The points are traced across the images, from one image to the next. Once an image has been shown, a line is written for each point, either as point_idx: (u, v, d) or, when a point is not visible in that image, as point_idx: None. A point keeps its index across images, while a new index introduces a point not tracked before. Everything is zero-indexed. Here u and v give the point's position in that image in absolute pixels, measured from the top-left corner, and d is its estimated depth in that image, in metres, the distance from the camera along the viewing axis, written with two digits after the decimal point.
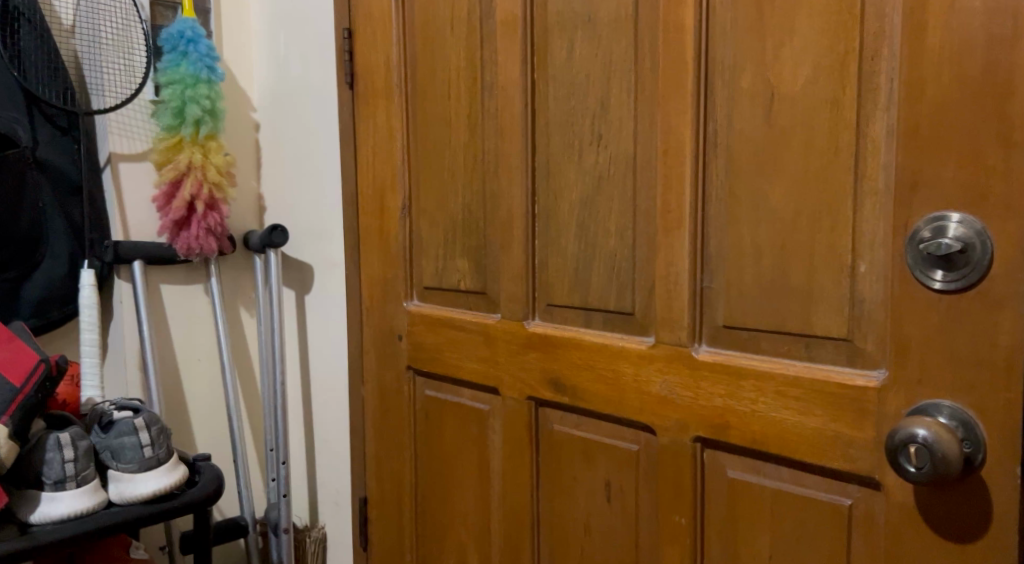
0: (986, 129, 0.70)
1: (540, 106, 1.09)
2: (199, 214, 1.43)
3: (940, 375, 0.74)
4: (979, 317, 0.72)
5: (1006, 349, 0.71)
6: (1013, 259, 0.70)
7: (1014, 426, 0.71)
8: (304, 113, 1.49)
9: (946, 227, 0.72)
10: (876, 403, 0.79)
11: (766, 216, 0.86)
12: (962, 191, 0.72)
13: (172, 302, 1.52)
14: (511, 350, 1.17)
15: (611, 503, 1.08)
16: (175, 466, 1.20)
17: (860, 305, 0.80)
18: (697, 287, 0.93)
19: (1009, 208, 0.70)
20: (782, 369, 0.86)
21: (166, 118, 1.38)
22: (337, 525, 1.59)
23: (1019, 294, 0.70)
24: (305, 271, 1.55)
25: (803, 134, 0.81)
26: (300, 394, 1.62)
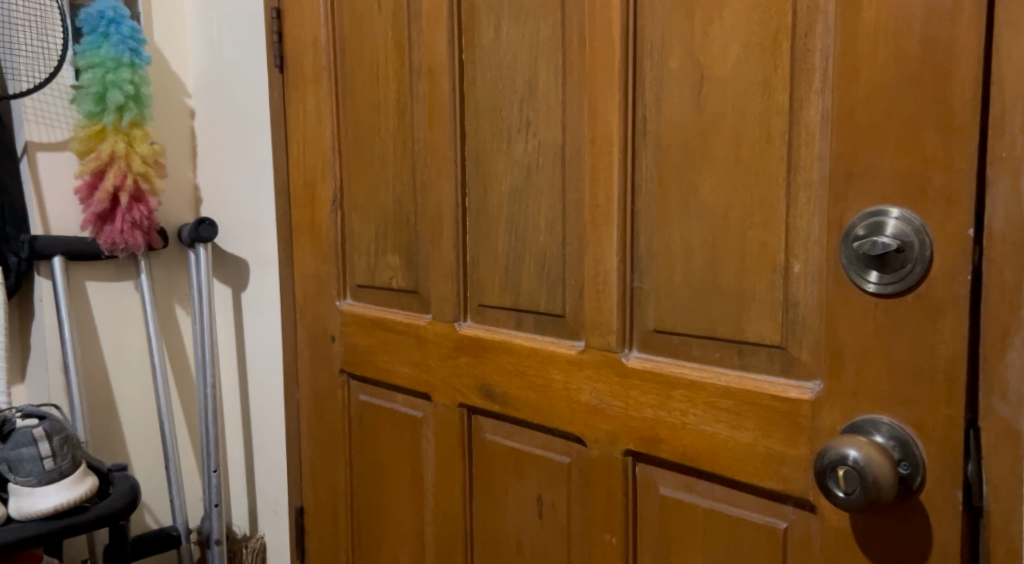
0: (925, 113, 0.63)
1: (468, 91, 1.01)
2: (124, 206, 1.34)
3: (877, 387, 0.67)
4: (918, 325, 0.64)
5: (947, 360, 0.63)
6: (955, 259, 0.62)
7: (954, 445, 0.64)
8: (237, 100, 1.40)
9: (883, 224, 0.65)
10: (810, 418, 0.72)
11: (696, 211, 0.78)
12: (900, 182, 0.64)
13: (98, 301, 1.43)
14: (442, 354, 1.10)
15: (542, 518, 1.01)
16: (82, 478, 1.13)
17: (794, 309, 0.73)
18: (627, 287, 0.86)
19: (950, 202, 0.62)
20: (714, 378, 0.79)
21: (86, 105, 1.30)
22: (276, 536, 1.51)
23: (961, 298, 0.62)
24: (241, 268, 1.46)
25: (735, 120, 0.74)
26: (239, 396, 1.54)
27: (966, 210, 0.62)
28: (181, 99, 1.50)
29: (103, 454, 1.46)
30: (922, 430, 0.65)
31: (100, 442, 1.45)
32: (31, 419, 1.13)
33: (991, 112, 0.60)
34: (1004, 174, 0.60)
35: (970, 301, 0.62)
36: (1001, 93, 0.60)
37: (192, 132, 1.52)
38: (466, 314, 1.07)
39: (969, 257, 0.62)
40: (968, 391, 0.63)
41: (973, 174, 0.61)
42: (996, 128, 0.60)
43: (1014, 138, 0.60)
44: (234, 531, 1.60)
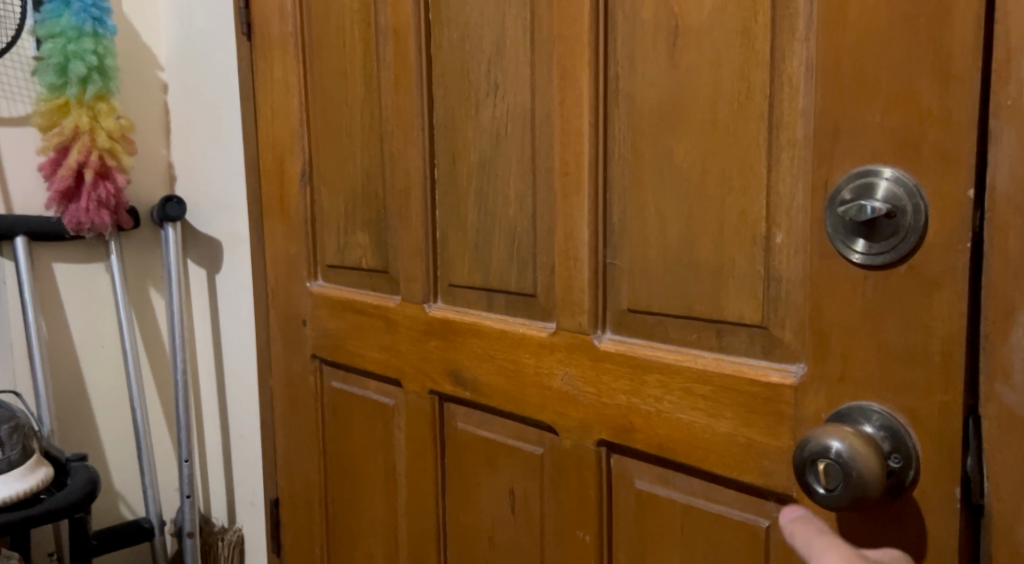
0: (920, 57, 0.55)
1: (435, 54, 0.94)
2: (89, 183, 1.26)
3: (866, 371, 0.60)
4: (912, 300, 0.57)
5: (943, 339, 0.56)
6: (952, 225, 0.55)
7: (950, 436, 0.56)
8: (207, 72, 1.34)
9: (874, 186, 0.57)
10: (793, 405, 0.64)
11: (671, 177, 0.71)
12: (891, 138, 0.57)
13: (67, 284, 1.35)
14: (412, 338, 1.03)
15: (515, 513, 0.94)
16: (34, 468, 1.09)
17: (776, 284, 0.65)
18: (599, 263, 0.79)
19: (947, 159, 0.55)
20: (691, 361, 0.72)
21: (47, 77, 1.22)
22: (255, 528, 1.43)
23: (959, 269, 0.55)
24: (215, 248, 1.39)
25: (712, 75, 0.67)
26: (215, 385, 1.46)
27: (965, 168, 0.54)
28: (154, 72, 1.43)
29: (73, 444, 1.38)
30: (914, 419, 0.58)
31: (69, 432, 1.37)
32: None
33: (995, 53, 0.53)
34: (1010, 125, 0.52)
35: (970, 273, 0.55)
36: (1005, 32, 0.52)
37: (166, 107, 1.45)
38: (436, 295, 1.00)
39: (968, 223, 0.54)
40: (966, 375, 0.56)
41: (972, 126, 0.54)
42: (1000, 72, 0.52)
43: (1021, 84, 0.52)
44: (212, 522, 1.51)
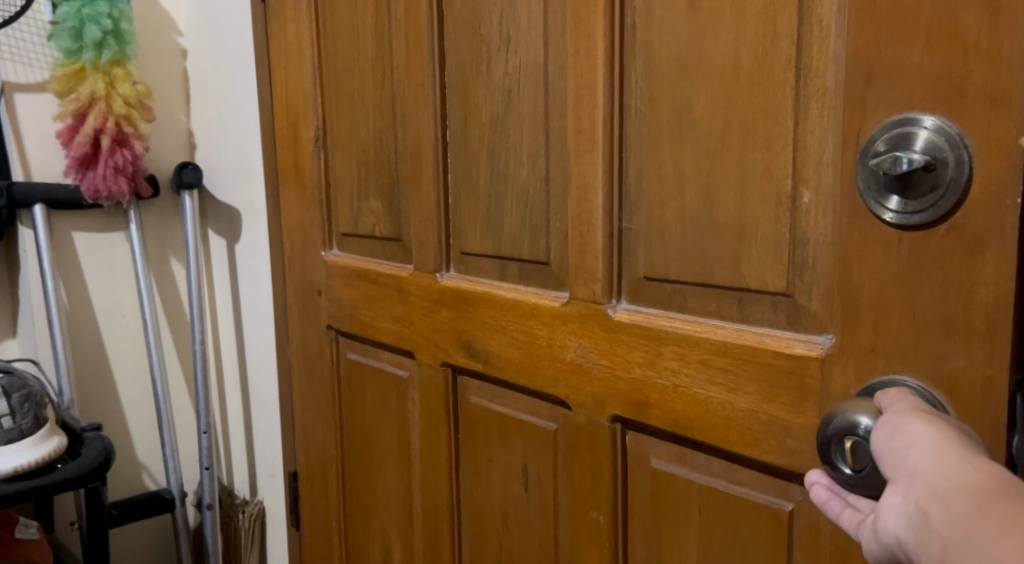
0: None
1: (447, 9, 0.90)
2: (106, 150, 1.09)
3: (898, 342, 0.54)
4: (953, 263, 0.50)
5: (986, 306, 0.50)
6: (1000, 177, 0.48)
7: (989, 416, 0.50)
8: (221, 35, 1.30)
9: (912, 137, 0.51)
10: (817, 380, 0.59)
11: (690, 133, 0.66)
12: (931, 80, 0.50)
13: (84, 249, 1.25)
14: (424, 308, 0.99)
15: (528, 491, 0.90)
16: (47, 438, 1.08)
17: (802, 248, 0.60)
18: (614, 228, 0.74)
19: (996, 102, 0.47)
20: (710, 332, 0.66)
21: (60, 42, 1.05)
22: (276, 501, 1.39)
23: (1008, 227, 0.48)
24: (234, 217, 1.35)
25: (733, 20, 0.61)
26: (234, 356, 1.43)
27: (1017, 111, 0.47)
28: (173, 37, 1.39)
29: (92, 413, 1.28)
30: (950, 398, 0.52)
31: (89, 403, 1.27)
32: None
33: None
34: None
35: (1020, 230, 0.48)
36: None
37: (186, 73, 1.41)
38: (449, 264, 0.96)
39: (1018, 174, 0.47)
40: (1010, 348, 0.49)
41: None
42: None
43: None
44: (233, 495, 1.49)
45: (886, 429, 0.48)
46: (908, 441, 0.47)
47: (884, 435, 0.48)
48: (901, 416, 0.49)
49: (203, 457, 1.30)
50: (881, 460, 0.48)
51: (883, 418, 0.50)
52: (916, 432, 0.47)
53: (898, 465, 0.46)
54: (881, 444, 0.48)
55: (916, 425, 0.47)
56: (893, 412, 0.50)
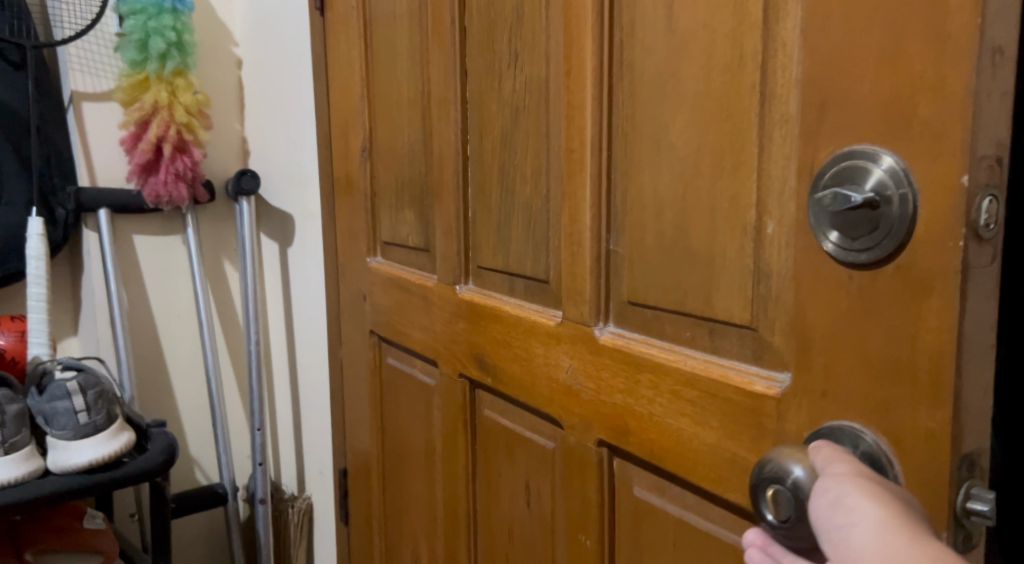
0: (908, 9, 0.45)
1: (468, 27, 0.91)
2: (167, 157, 1.14)
3: (848, 387, 0.51)
4: (900, 307, 0.47)
5: (930, 355, 0.46)
6: (944, 217, 0.44)
7: (928, 473, 0.47)
8: (280, 46, 1.33)
9: (866, 174, 0.47)
10: (774, 421, 0.56)
11: (668, 157, 0.64)
12: (880, 112, 0.47)
13: (145, 253, 1.24)
14: (446, 319, 1.01)
15: (530, 508, 0.90)
16: (118, 432, 1.10)
17: (766, 280, 0.57)
18: (602, 250, 0.72)
19: (940, 136, 0.44)
20: (682, 362, 0.64)
21: (127, 53, 1.10)
22: (323, 497, 1.44)
23: (952, 272, 0.44)
24: (286, 221, 1.40)
25: (705, 43, 0.59)
26: (286, 355, 1.48)
27: (959, 147, 0.43)
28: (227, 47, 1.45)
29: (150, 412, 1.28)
30: (891, 451, 0.48)
31: (146, 402, 1.28)
32: (68, 370, 1.10)
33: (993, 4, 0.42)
34: None
35: (966, 278, 0.44)
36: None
37: (240, 81, 1.47)
38: (467, 277, 0.97)
39: (960, 217, 0.44)
40: (954, 403, 0.45)
41: (967, 95, 0.43)
42: (996, 29, 0.42)
43: None
44: (282, 489, 1.54)
45: (826, 501, 0.45)
46: (849, 518, 0.43)
47: (823, 508, 0.45)
48: (839, 484, 0.45)
49: (257, 454, 1.34)
50: (822, 535, 0.45)
51: (820, 484, 0.46)
52: (856, 506, 0.44)
53: (842, 549, 0.43)
54: (821, 519, 0.45)
55: (856, 499, 0.44)
56: (830, 477, 0.46)
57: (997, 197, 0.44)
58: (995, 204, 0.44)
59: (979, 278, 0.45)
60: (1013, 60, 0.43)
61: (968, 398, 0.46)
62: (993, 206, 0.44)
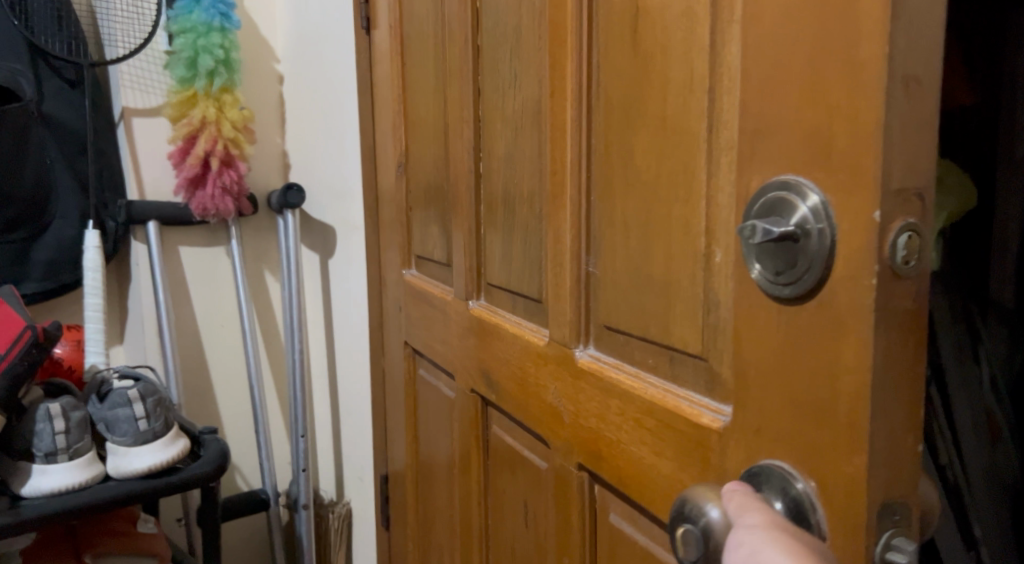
0: (827, 36, 0.43)
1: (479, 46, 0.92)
2: (214, 171, 1.21)
3: (779, 425, 0.48)
4: (819, 344, 0.45)
5: (849, 396, 0.44)
6: (859, 253, 0.42)
7: (846, 520, 0.44)
8: (325, 63, 1.36)
9: (793, 209, 0.45)
10: (719, 455, 0.54)
11: (634, 181, 0.63)
12: (804, 141, 0.45)
13: (189, 265, 1.30)
14: (461, 335, 1.02)
15: (528, 528, 0.89)
16: (175, 439, 1.12)
17: (715, 310, 0.55)
18: (582, 272, 0.71)
19: (854, 169, 0.42)
20: (644, 389, 0.63)
21: (177, 70, 1.17)
22: (362, 502, 1.48)
23: (867, 312, 0.42)
24: (328, 234, 1.44)
25: (662, 67, 0.58)
26: (326, 364, 1.52)
27: (872, 181, 0.41)
28: (269, 63, 1.48)
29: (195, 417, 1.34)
30: (815, 494, 0.46)
31: (192, 407, 1.33)
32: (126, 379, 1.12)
33: (906, 32, 0.40)
34: None
35: (882, 318, 0.42)
36: (924, 5, 0.40)
37: (281, 96, 1.50)
38: (478, 293, 0.98)
39: (873, 254, 0.42)
40: (872, 448, 0.43)
41: (879, 127, 0.41)
42: (909, 58, 0.40)
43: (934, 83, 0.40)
44: (321, 496, 1.59)
45: (738, 555, 0.42)
46: None
47: None
48: (752, 536, 0.43)
49: (300, 462, 1.37)
50: None
51: (733, 537, 0.44)
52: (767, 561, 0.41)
53: None
54: None
55: (767, 553, 0.41)
56: (743, 528, 0.44)
57: (917, 232, 0.42)
58: (915, 240, 0.42)
59: (897, 318, 0.42)
60: (930, 90, 0.41)
61: (889, 443, 0.43)
62: (913, 241, 0.42)
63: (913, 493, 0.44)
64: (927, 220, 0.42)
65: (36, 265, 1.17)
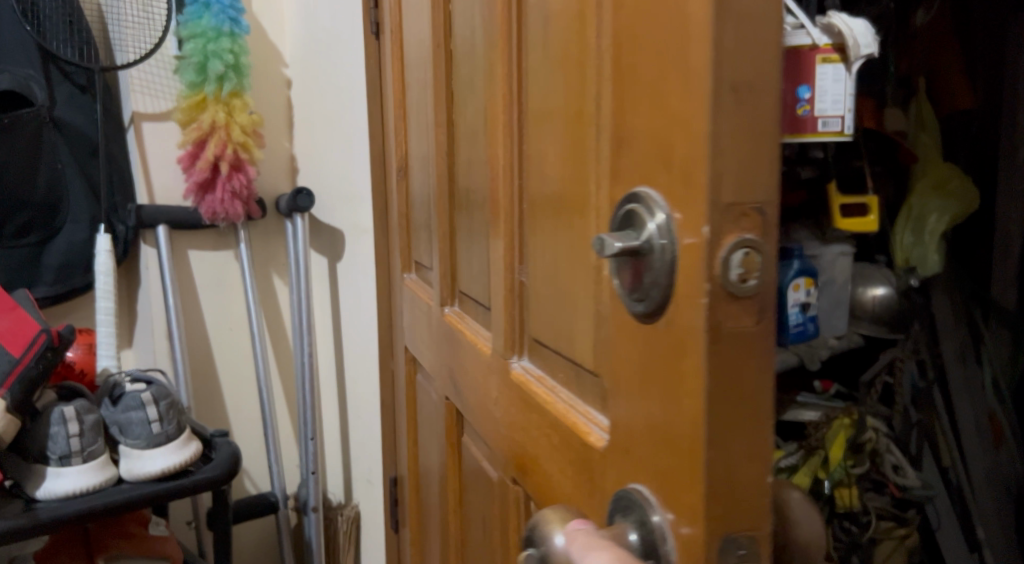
0: (673, 50, 0.46)
1: (450, 54, 0.91)
2: (223, 176, 1.24)
3: (650, 447, 0.50)
4: (667, 365, 0.48)
5: (689, 422, 0.47)
6: (692, 273, 0.46)
7: (690, 533, 0.47)
8: (334, 68, 1.37)
9: (643, 224, 0.48)
10: (604, 467, 0.56)
11: (555, 191, 0.62)
12: (670, 165, 0.47)
13: (199, 268, 1.33)
14: (438, 343, 1.01)
15: (487, 541, 0.89)
16: (189, 441, 1.06)
17: (607, 323, 0.55)
18: (516, 281, 0.71)
19: (687, 186, 0.46)
20: (555, 402, 0.64)
21: (188, 75, 1.20)
22: (371, 504, 1.49)
23: (701, 330, 0.46)
24: (336, 238, 1.46)
25: (584, 72, 0.57)
26: (334, 368, 1.54)
27: (703, 194, 0.45)
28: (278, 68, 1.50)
29: (205, 417, 1.37)
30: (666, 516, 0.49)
31: (201, 408, 1.36)
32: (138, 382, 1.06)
33: (733, 44, 0.44)
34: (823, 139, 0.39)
35: (717, 340, 0.45)
36: (753, 22, 0.44)
37: (289, 101, 1.52)
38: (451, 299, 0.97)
39: (709, 270, 0.45)
40: (712, 469, 0.46)
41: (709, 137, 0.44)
42: (737, 70, 0.44)
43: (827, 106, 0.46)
44: (329, 499, 1.60)
45: None
46: None
47: None
48: None
49: (310, 464, 1.38)
50: None
51: None
52: None
53: None
54: None
55: None
56: None
57: (755, 250, 0.45)
58: (753, 258, 0.45)
59: (734, 340, 0.46)
60: (763, 102, 0.44)
61: (731, 463, 0.46)
62: (750, 259, 0.45)
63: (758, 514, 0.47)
64: (763, 240, 0.45)
65: (48, 267, 1.23)
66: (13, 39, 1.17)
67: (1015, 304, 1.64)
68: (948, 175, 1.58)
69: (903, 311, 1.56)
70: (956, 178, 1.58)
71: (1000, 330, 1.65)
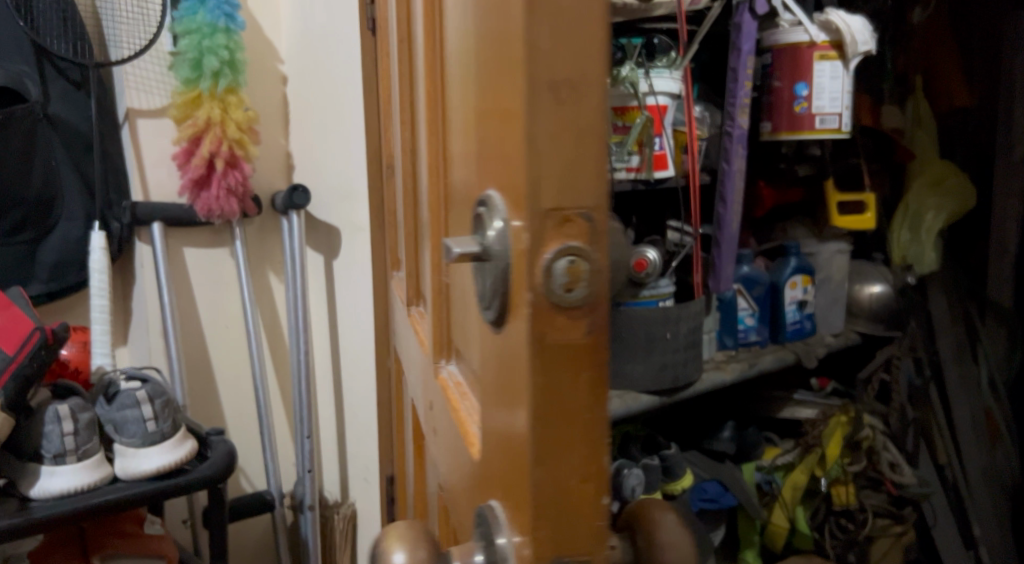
0: (510, 54, 0.49)
1: (410, 49, 0.88)
2: (218, 172, 1.23)
3: (503, 453, 0.53)
4: (508, 373, 0.51)
5: (522, 431, 0.50)
6: (521, 280, 0.49)
7: (526, 534, 0.50)
8: (330, 65, 1.37)
9: (489, 229, 0.52)
10: (479, 473, 0.59)
11: (463, 191, 0.62)
12: (512, 170, 0.49)
13: (194, 267, 1.33)
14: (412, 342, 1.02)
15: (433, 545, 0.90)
16: (184, 439, 1.05)
17: (482, 330, 0.57)
18: (440, 283, 0.73)
19: (517, 197, 0.49)
20: (458, 407, 0.67)
21: (182, 71, 1.20)
22: (367, 502, 1.48)
23: (527, 338, 0.48)
24: (332, 235, 1.45)
25: (478, 67, 0.56)
26: (330, 364, 1.53)
27: (526, 203, 0.48)
28: (273, 64, 1.49)
29: (200, 415, 1.36)
30: (509, 532, 0.52)
31: (196, 406, 1.36)
32: (133, 380, 1.05)
33: (548, 46, 0.46)
34: None
35: (542, 353, 0.48)
36: (567, 26, 0.46)
37: (285, 97, 1.51)
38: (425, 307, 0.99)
39: (533, 278, 0.48)
40: (538, 476, 0.49)
41: (527, 140, 0.47)
42: (555, 70, 0.47)
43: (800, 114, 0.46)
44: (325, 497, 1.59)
45: None
46: None
47: None
48: None
49: (306, 462, 1.38)
50: None
51: None
52: None
53: None
54: None
55: None
56: None
57: (579, 257, 0.47)
58: (579, 265, 0.48)
59: (561, 353, 0.48)
60: (584, 102, 0.47)
61: (564, 482, 0.49)
62: (575, 267, 0.48)
63: (595, 536, 0.50)
64: (588, 248, 0.48)
65: (42, 265, 1.22)
66: (7, 35, 1.16)
67: (1011, 300, 1.62)
68: (944, 171, 1.57)
69: (899, 307, 1.59)
70: (954, 175, 1.57)
71: (1001, 331, 1.64)
